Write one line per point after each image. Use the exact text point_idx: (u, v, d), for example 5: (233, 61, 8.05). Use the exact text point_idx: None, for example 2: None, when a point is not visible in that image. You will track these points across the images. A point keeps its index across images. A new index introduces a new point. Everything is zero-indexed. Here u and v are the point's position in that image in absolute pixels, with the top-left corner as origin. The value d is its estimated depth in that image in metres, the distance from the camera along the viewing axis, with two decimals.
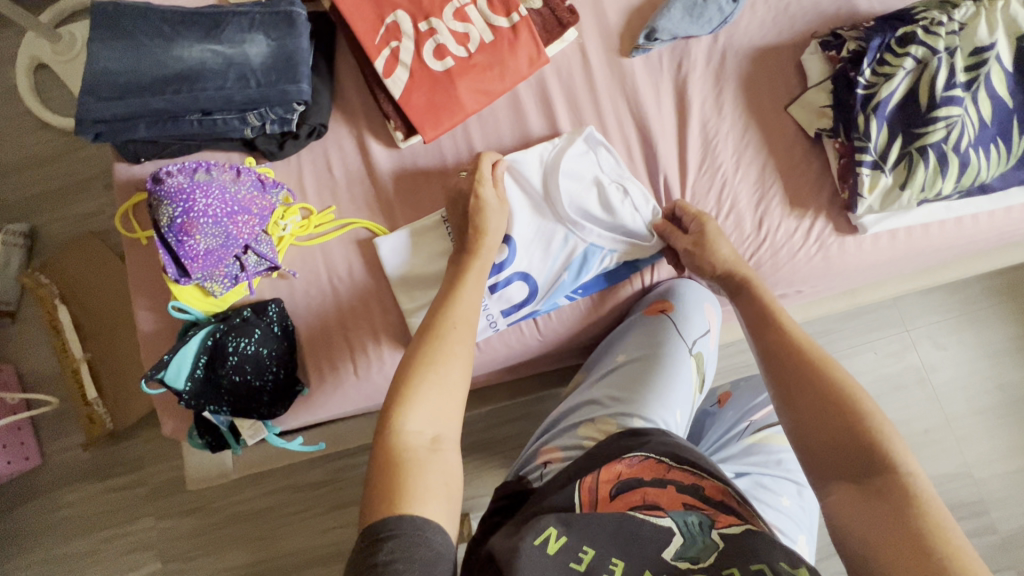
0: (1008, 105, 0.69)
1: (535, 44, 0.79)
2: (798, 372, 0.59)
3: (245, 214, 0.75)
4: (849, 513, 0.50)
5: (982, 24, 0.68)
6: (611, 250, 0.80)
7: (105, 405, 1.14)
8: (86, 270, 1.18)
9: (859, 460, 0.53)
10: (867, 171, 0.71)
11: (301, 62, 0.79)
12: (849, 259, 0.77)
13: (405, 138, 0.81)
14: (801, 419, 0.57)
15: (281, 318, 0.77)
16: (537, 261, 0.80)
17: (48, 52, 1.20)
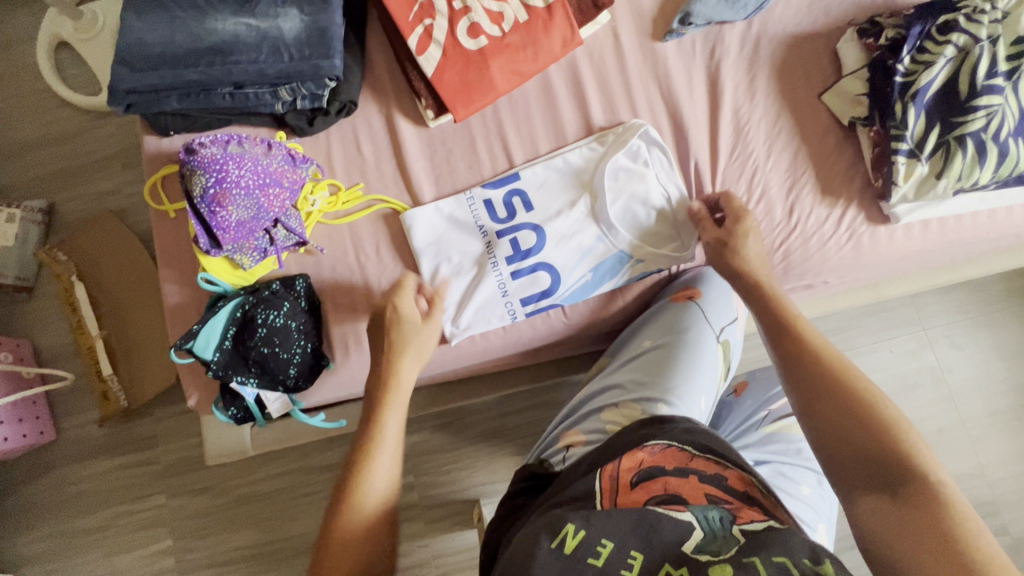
0: None
1: (569, 25, 0.78)
2: (818, 378, 0.61)
3: (276, 187, 0.75)
4: (878, 522, 0.50)
5: None
6: (639, 258, 0.80)
7: (119, 382, 1.14)
8: (105, 246, 1.18)
9: (884, 466, 0.53)
10: (903, 160, 0.70)
11: (334, 38, 0.79)
12: (880, 249, 0.77)
13: (436, 117, 0.81)
14: (823, 427, 0.58)
15: (309, 293, 0.78)
16: (564, 253, 0.80)
17: (69, 29, 1.20)
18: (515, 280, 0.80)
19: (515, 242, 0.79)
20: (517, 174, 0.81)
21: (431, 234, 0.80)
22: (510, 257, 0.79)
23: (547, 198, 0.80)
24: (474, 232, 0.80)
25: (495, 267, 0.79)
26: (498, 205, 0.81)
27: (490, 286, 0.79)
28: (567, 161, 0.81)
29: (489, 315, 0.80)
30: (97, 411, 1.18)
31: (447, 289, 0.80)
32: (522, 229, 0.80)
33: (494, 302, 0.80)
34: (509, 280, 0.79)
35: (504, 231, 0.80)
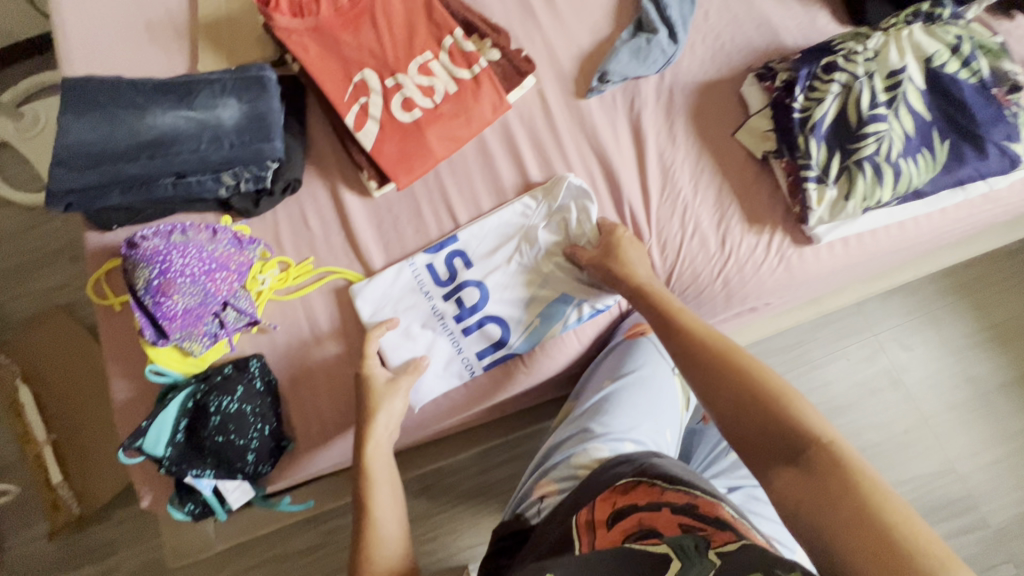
0: (926, 118, 0.75)
1: (496, 92, 0.83)
2: (710, 367, 0.63)
3: (223, 271, 0.75)
4: (797, 496, 0.51)
5: (892, 50, 0.76)
6: (581, 301, 0.83)
7: (72, 490, 1.07)
8: (52, 344, 1.14)
9: (788, 438, 0.55)
10: (813, 186, 0.76)
11: (274, 123, 0.82)
12: (809, 268, 0.82)
13: (380, 186, 0.84)
14: (727, 411, 0.60)
15: (264, 373, 0.77)
16: (508, 305, 0.82)
17: (10, 131, 1.20)
18: (466, 336, 0.82)
19: (461, 300, 0.82)
20: (456, 237, 0.83)
21: (376, 303, 0.81)
22: (459, 316, 0.82)
23: (486, 257, 0.83)
24: (421, 295, 0.82)
25: (444, 326, 0.82)
26: (441, 268, 0.83)
27: (445, 346, 0.81)
28: (503, 220, 0.84)
29: (445, 375, 0.82)
30: (47, 523, 1.09)
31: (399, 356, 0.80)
32: (467, 288, 0.82)
33: (449, 361, 0.82)
34: (462, 338, 0.82)
35: (450, 292, 0.82)
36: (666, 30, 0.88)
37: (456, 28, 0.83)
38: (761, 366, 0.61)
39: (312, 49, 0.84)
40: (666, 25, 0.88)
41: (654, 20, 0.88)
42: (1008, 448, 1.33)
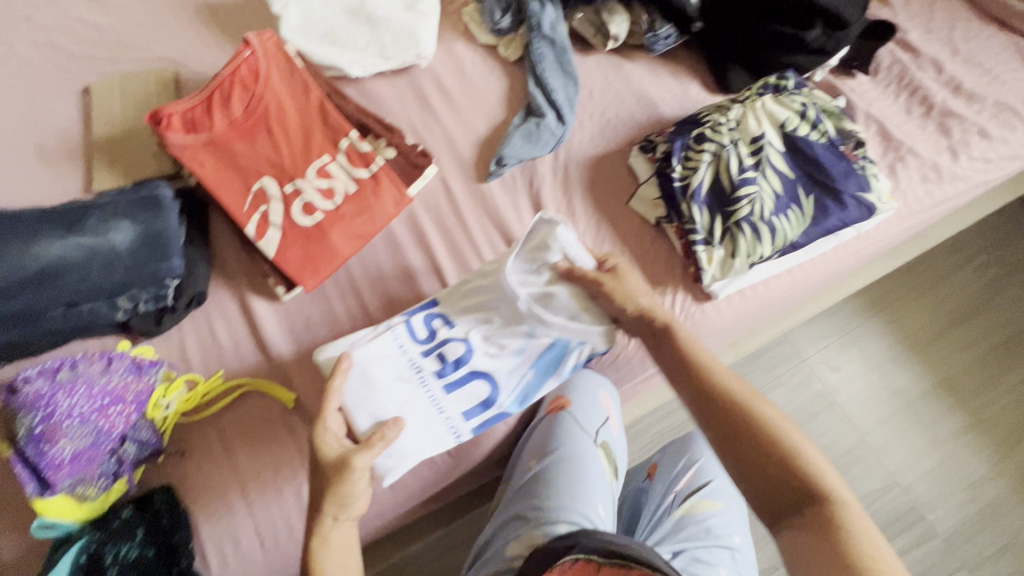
0: (790, 177, 0.83)
1: (397, 187, 0.85)
2: (727, 416, 0.62)
3: (118, 404, 0.71)
4: (804, 549, 0.54)
5: (751, 120, 0.84)
6: (580, 344, 0.76)
7: None
8: None
9: (802, 496, 0.57)
10: (702, 248, 0.81)
11: (170, 241, 0.81)
12: (714, 322, 0.86)
13: (287, 291, 0.84)
14: (738, 461, 0.61)
15: (170, 506, 0.72)
16: (493, 360, 0.76)
17: None
18: (447, 395, 0.75)
19: (444, 356, 0.75)
20: (436, 302, 0.79)
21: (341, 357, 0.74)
22: (440, 372, 0.75)
23: (467, 316, 0.77)
24: (396, 348, 0.75)
25: (424, 382, 0.74)
26: (420, 326, 0.77)
27: (425, 405, 0.74)
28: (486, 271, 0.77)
29: (426, 436, 0.73)
30: None
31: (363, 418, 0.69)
32: (450, 344, 0.76)
33: (429, 422, 0.74)
34: (444, 398, 0.74)
35: (430, 349, 0.76)
36: (552, 113, 0.93)
37: (351, 130, 0.86)
38: (778, 414, 0.62)
39: (207, 162, 0.84)
40: (552, 108, 0.94)
41: (541, 105, 0.94)
42: (942, 454, 1.39)
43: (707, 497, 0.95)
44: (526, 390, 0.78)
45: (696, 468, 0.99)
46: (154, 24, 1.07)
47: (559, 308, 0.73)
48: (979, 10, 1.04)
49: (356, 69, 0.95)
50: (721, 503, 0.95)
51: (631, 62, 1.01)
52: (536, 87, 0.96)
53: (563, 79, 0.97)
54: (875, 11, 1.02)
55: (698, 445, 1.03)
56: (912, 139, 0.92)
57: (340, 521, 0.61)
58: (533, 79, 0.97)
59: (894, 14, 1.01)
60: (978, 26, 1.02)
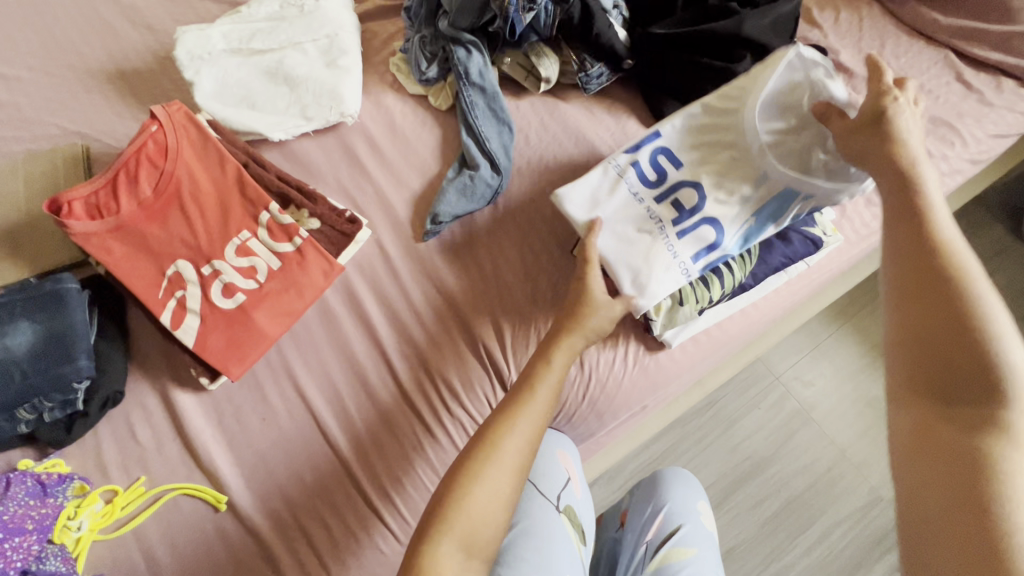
0: None
1: (324, 258, 0.80)
2: (932, 285, 0.53)
3: (17, 536, 0.63)
4: (924, 437, 0.49)
5: None
6: (805, 195, 0.76)
7: None
8: None
9: (974, 373, 0.49)
10: None
11: (77, 340, 0.74)
12: (670, 370, 0.83)
13: (213, 381, 0.77)
14: (908, 321, 0.53)
15: None
16: (721, 210, 0.77)
17: None
18: (681, 240, 0.77)
19: (678, 204, 0.78)
20: (658, 131, 0.81)
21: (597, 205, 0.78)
22: (678, 219, 0.77)
23: (697, 153, 0.79)
24: (632, 200, 0.79)
25: (661, 230, 0.77)
26: (647, 166, 0.80)
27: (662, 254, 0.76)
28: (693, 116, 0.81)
29: (660, 280, 0.76)
30: None
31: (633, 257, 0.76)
32: (682, 188, 0.78)
33: (666, 266, 0.76)
34: (677, 243, 0.76)
35: (662, 194, 0.79)
36: (485, 164, 0.90)
37: (271, 202, 0.81)
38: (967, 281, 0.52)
39: (115, 249, 0.78)
40: (487, 158, 0.91)
41: (475, 155, 0.90)
42: None
43: (680, 544, 0.92)
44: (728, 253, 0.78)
45: (664, 515, 0.96)
46: (62, 98, 1.01)
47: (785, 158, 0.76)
48: (906, 26, 1.05)
49: (275, 133, 0.90)
50: (694, 548, 0.92)
51: (566, 102, 0.98)
52: (468, 138, 0.92)
53: (495, 126, 0.93)
54: (806, 34, 1.01)
55: (665, 487, 0.99)
56: None
57: (489, 467, 0.55)
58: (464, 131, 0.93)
59: (824, 36, 1.01)
60: (907, 41, 1.02)
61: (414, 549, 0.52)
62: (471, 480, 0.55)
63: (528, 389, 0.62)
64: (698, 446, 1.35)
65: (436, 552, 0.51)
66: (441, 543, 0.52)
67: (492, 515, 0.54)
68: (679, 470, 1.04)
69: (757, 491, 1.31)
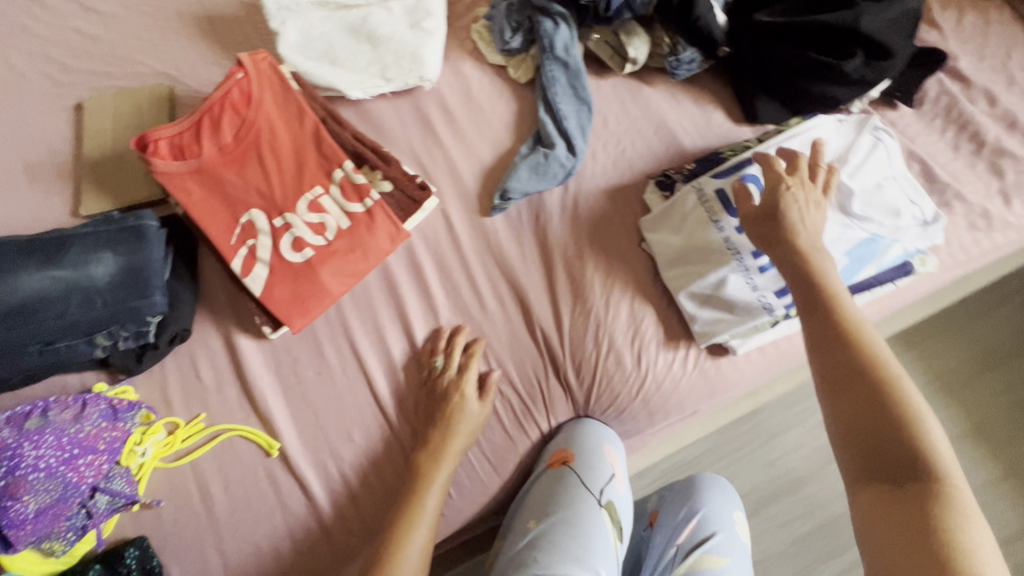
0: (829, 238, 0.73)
1: (392, 222, 0.80)
2: (847, 372, 0.59)
3: (90, 454, 0.66)
4: (877, 517, 0.52)
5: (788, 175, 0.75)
6: (893, 241, 0.74)
7: None
8: None
9: (902, 446, 0.54)
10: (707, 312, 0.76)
11: (154, 276, 0.77)
12: (730, 378, 0.80)
13: (275, 330, 0.79)
14: (837, 404, 0.58)
15: (142, 561, 0.68)
16: None
17: None
18: (763, 273, 0.73)
19: None
20: (752, 160, 0.76)
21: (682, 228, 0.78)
22: (759, 251, 0.73)
23: None
24: (711, 228, 0.76)
25: (741, 262, 0.74)
26: (733, 190, 0.75)
27: (738, 284, 0.74)
28: (802, 140, 0.76)
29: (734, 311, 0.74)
30: None
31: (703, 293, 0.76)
32: None
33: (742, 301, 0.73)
34: (758, 276, 0.73)
35: None
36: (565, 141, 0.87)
37: (345, 160, 0.81)
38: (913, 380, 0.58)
39: (194, 191, 0.80)
40: (563, 137, 0.88)
41: (551, 134, 0.87)
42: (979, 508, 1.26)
43: (713, 551, 0.88)
44: None
45: (699, 519, 0.92)
46: (151, 37, 1.03)
47: (880, 204, 0.73)
48: None
49: (354, 91, 0.89)
50: (728, 558, 0.88)
51: (651, 87, 0.94)
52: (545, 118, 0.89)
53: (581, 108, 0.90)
54: (923, 35, 0.93)
55: (700, 493, 0.95)
56: (959, 181, 0.83)
57: (416, 518, 0.68)
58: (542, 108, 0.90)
59: (943, 39, 0.92)
60: None
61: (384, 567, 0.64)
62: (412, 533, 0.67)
63: (428, 479, 0.71)
64: (733, 456, 1.31)
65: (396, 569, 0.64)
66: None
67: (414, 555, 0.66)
68: (716, 477, 0.99)
69: (788, 510, 1.28)
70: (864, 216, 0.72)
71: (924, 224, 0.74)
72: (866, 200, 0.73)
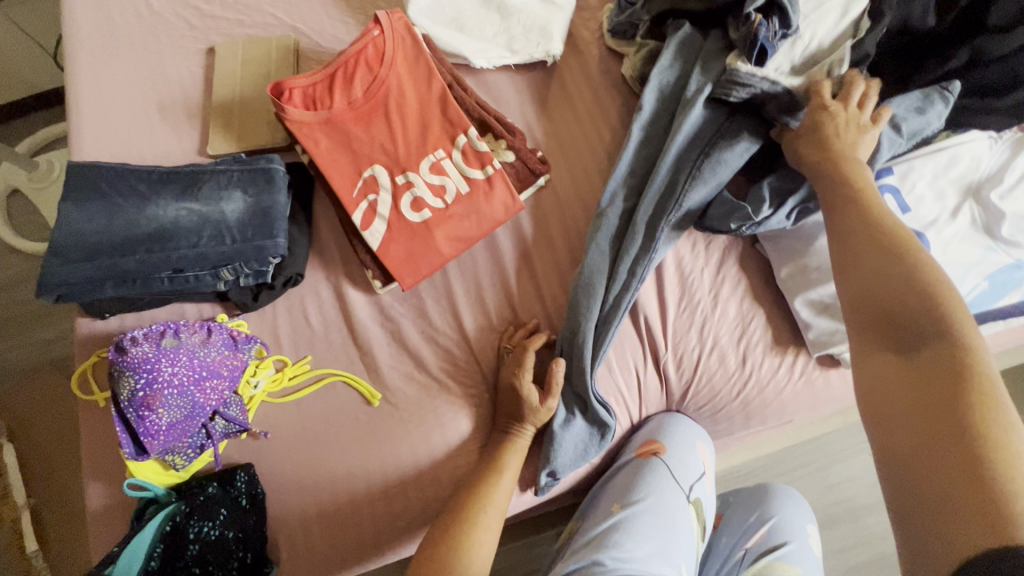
0: (969, 259, 0.69)
1: (510, 193, 0.80)
2: (887, 293, 0.56)
3: (214, 378, 0.70)
4: (908, 439, 0.49)
5: (930, 189, 0.71)
6: None
7: (44, 559, 1.16)
8: (42, 405, 1.27)
9: (932, 401, 0.49)
10: (826, 323, 0.73)
11: (279, 218, 0.79)
12: (834, 391, 0.78)
13: (384, 286, 0.81)
14: (873, 345, 0.55)
15: (250, 487, 0.71)
16: (952, 264, 0.69)
17: (23, 179, 1.38)
18: None
19: None
20: (890, 169, 0.72)
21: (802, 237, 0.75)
22: None
23: (928, 201, 0.71)
24: None
25: None
26: None
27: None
28: (949, 153, 0.72)
29: None
30: None
31: (822, 304, 0.73)
32: None
33: None
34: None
35: None
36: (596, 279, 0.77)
37: (470, 126, 0.81)
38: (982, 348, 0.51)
39: (322, 141, 0.82)
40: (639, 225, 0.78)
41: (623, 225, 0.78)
42: None
43: (783, 559, 0.87)
44: None
45: (770, 526, 0.92)
46: None
47: None
48: None
49: (479, 60, 0.90)
50: (800, 568, 0.86)
51: None
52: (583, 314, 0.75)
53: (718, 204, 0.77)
54: None
55: (772, 500, 0.96)
56: None
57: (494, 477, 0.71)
58: (586, 303, 0.75)
59: None
60: None
61: (461, 527, 0.66)
62: (478, 509, 0.68)
63: (502, 449, 0.73)
64: (794, 473, 1.26)
65: (475, 532, 0.66)
66: (472, 531, 0.66)
67: (494, 522, 0.67)
68: (791, 488, 0.98)
69: (846, 536, 1.24)
70: (1011, 242, 0.69)
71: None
72: (1014, 223, 0.69)
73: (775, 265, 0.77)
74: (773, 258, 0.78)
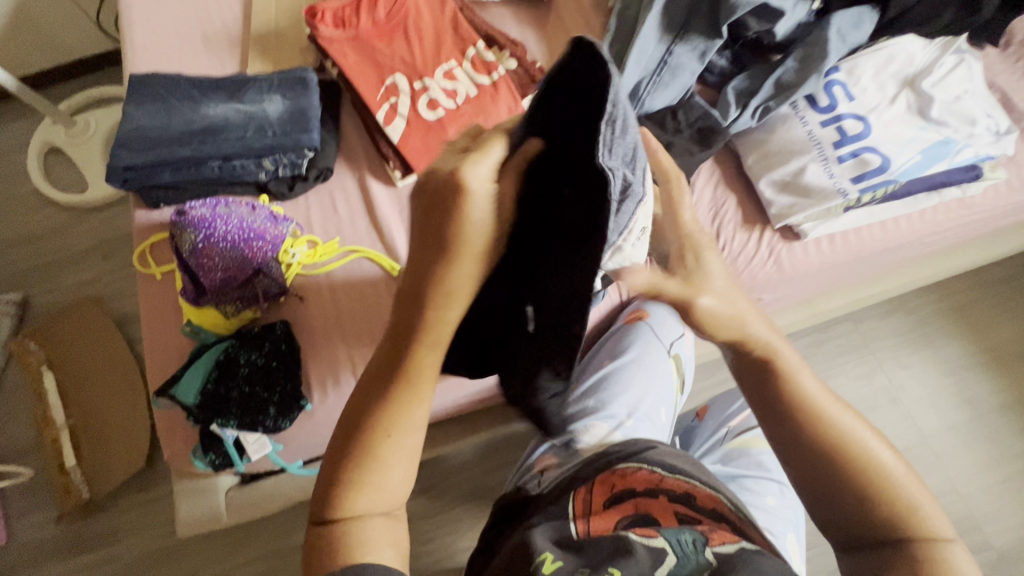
0: (904, 137, 0.81)
1: (513, 97, 0.93)
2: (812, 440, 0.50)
3: (260, 240, 0.82)
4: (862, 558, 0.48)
5: (872, 82, 0.83)
6: (966, 144, 0.82)
7: (82, 474, 1.20)
8: (74, 336, 1.31)
9: (852, 480, 0.49)
10: (785, 200, 0.84)
11: (313, 116, 0.91)
12: (799, 264, 0.87)
13: (403, 176, 0.93)
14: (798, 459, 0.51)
15: (287, 335, 0.82)
16: (891, 141, 0.81)
17: (62, 136, 1.47)
18: (842, 164, 0.81)
19: (842, 130, 0.82)
20: (837, 68, 0.85)
21: (764, 129, 0.88)
22: (839, 142, 0.82)
23: (871, 92, 0.83)
24: (797, 123, 0.85)
25: (823, 154, 0.82)
26: (819, 95, 0.84)
27: (817, 171, 0.82)
28: (891, 51, 0.84)
29: (815, 193, 0.82)
30: (54, 506, 1.22)
31: (783, 184, 0.85)
32: (847, 118, 0.82)
33: (822, 186, 0.82)
34: (836, 165, 0.81)
35: (828, 121, 0.83)
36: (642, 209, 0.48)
37: (478, 41, 0.95)
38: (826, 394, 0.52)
39: (349, 54, 0.94)
40: None
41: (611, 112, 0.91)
42: (1011, 469, 1.33)
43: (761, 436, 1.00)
44: (894, 183, 0.82)
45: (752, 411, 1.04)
46: None
47: (957, 111, 0.81)
48: None
49: None
50: None
51: None
52: None
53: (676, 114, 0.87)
54: None
55: None
56: None
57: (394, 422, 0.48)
58: None
59: None
60: None
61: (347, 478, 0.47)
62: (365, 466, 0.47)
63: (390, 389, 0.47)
64: None
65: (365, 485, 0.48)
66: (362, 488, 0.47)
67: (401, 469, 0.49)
68: None
69: None
70: (940, 121, 0.81)
71: (996, 134, 0.82)
72: (941, 106, 0.81)
73: (743, 155, 0.89)
74: (738, 148, 0.90)
